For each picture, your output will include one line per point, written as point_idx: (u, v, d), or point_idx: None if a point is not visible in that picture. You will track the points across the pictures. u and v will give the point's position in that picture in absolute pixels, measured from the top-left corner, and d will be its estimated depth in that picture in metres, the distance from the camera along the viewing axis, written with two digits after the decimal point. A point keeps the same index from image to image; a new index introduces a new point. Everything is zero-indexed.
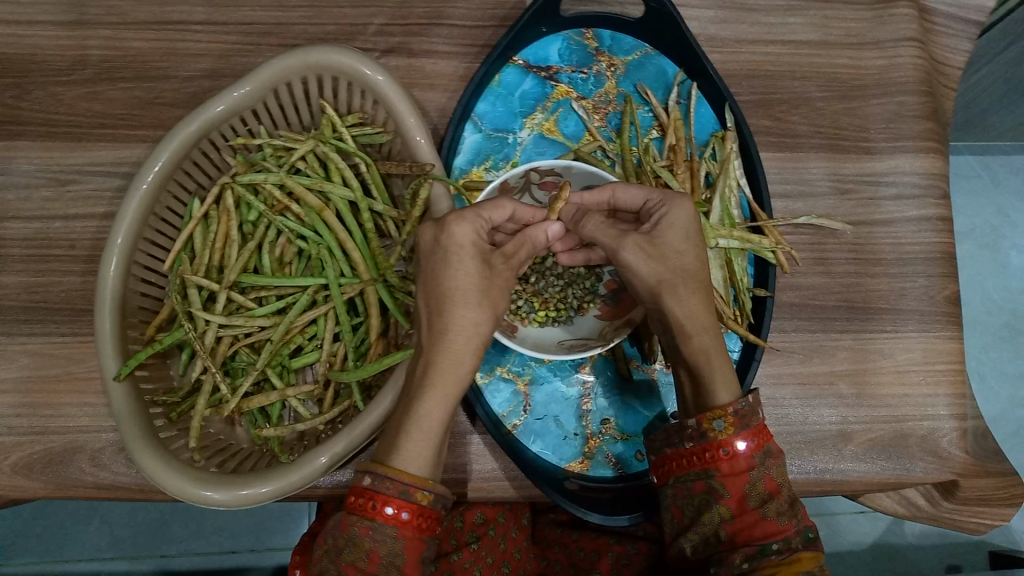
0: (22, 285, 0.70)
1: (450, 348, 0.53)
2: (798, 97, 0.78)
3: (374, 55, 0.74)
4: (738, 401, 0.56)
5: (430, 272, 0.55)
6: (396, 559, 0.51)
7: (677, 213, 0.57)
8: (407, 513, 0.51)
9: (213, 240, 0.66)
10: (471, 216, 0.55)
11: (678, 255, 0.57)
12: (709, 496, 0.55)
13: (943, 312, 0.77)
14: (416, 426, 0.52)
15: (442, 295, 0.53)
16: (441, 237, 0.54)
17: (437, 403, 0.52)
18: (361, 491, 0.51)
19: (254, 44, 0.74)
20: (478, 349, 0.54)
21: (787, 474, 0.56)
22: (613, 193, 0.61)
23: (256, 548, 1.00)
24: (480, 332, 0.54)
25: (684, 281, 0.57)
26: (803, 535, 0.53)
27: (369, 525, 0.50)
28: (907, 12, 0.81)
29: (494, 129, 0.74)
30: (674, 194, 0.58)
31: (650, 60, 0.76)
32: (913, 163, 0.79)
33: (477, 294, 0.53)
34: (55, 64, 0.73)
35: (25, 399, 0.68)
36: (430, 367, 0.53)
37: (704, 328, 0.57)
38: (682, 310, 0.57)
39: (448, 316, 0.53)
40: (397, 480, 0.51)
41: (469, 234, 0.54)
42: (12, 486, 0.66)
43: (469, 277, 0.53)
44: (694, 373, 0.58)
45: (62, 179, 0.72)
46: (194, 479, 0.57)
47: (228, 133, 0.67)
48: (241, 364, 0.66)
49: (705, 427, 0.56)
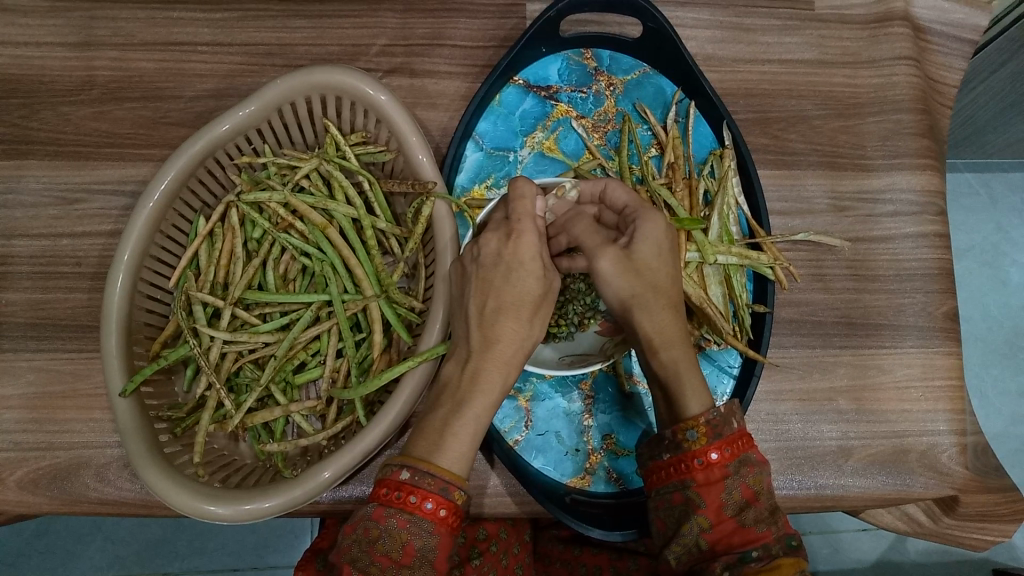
0: (29, 301, 0.71)
1: (500, 356, 0.54)
2: (795, 115, 0.79)
3: (377, 75, 0.76)
4: (709, 411, 0.56)
5: (485, 277, 0.56)
6: (429, 554, 0.51)
7: (648, 229, 0.58)
8: (445, 510, 0.51)
9: (218, 258, 0.67)
10: (529, 223, 0.57)
11: (650, 270, 0.57)
12: (687, 507, 0.55)
13: (941, 328, 0.77)
14: (463, 426, 0.53)
15: (499, 305, 0.55)
16: (508, 249, 0.56)
17: (485, 407, 0.54)
18: (397, 484, 0.51)
19: (258, 65, 0.75)
20: (521, 362, 0.56)
21: (768, 482, 0.56)
22: (604, 185, 0.64)
23: (258, 565, 1.01)
24: (527, 346, 0.56)
25: (654, 294, 0.57)
26: (783, 542, 0.52)
27: (408, 518, 0.50)
28: (902, 32, 0.82)
29: (495, 148, 0.75)
30: (647, 209, 0.60)
31: (648, 79, 0.78)
32: (910, 180, 0.80)
33: (530, 309, 0.56)
34: (64, 85, 0.74)
35: (31, 415, 0.68)
36: (481, 373, 0.54)
37: (679, 340, 0.58)
38: (652, 324, 0.58)
39: (500, 327, 0.55)
40: (438, 477, 0.51)
41: (533, 248, 0.56)
42: (18, 501, 0.67)
43: (527, 292, 0.55)
44: (668, 386, 0.59)
45: (70, 198, 0.73)
46: (199, 495, 0.57)
47: (233, 152, 0.68)
48: (245, 380, 0.67)
49: (680, 437, 0.57)
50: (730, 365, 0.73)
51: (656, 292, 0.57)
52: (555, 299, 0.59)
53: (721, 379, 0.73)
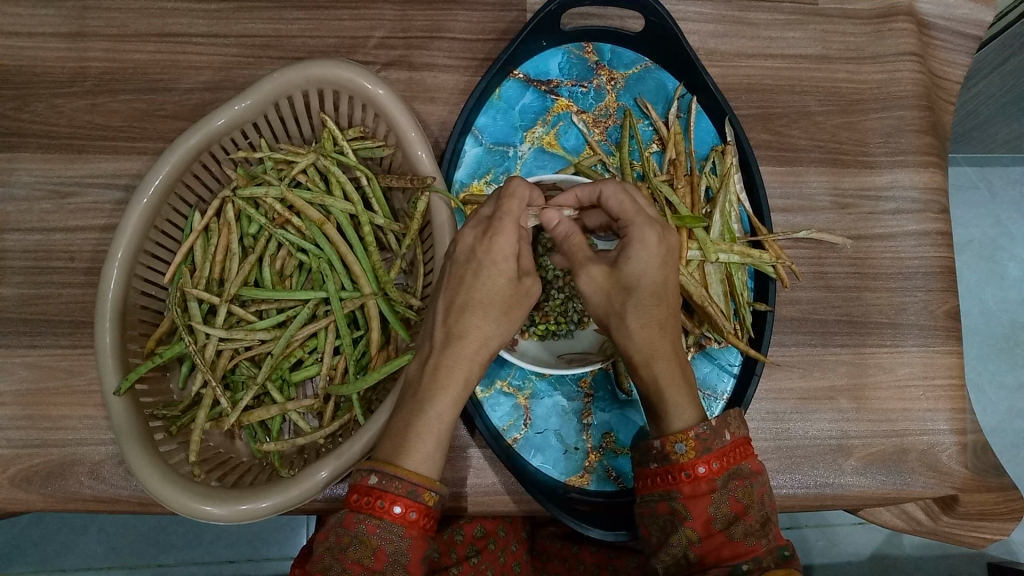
0: (21, 296, 0.70)
1: (461, 353, 0.56)
2: (798, 111, 0.78)
3: (375, 68, 0.75)
4: (699, 425, 0.56)
5: (459, 273, 0.56)
6: (402, 558, 0.52)
7: (637, 249, 0.56)
8: (414, 513, 0.52)
9: (213, 253, 0.66)
10: (508, 225, 0.56)
11: (636, 288, 0.56)
12: (674, 518, 0.55)
13: (943, 326, 0.77)
14: (428, 425, 0.54)
15: (466, 302, 0.56)
16: (481, 247, 0.56)
17: (448, 403, 0.55)
18: (367, 490, 0.52)
19: (255, 57, 0.74)
20: (484, 359, 0.57)
21: (758, 494, 0.55)
22: (599, 192, 0.59)
23: (254, 558, 1.00)
24: (492, 344, 0.57)
25: (637, 313, 0.56)
26: (775, 554, 0.52)
27: (377, 523, 0.51)
28: (906, 27, 0.81)
29: (494, 142, 0.74)
30: (635, 231, 0.56)
31: (650, 73, 0.77)
32: (912, 178, 0.79)
33: (499, 310, 0.57)
34: (56, 76, 0.73)
35: (24, 411, 0.67)
36: (446, 370, 0.55)
37: (661, 358, 0.57)
38: (635, 343, 0.57)
39: (464, 323, 0.56)
40: (406, 480, 0.52)
41: (511, 250, 0.56)
42: (11, 498, 0.66)
43: (495, 293, 0.56)
44: (653, 402, 0.59)
45: (63, 191, 0.72)
46: (194, 494, 0.57)
47: (228, 146, 0.67)
48: (242, 377, 0.66)
49: (668, 449, 0.56)
50: (730, 364, 0.73)
51: (639, 311, 0.56)
52: (530, 304, 0.59)
53: (721, 377, 0.72)
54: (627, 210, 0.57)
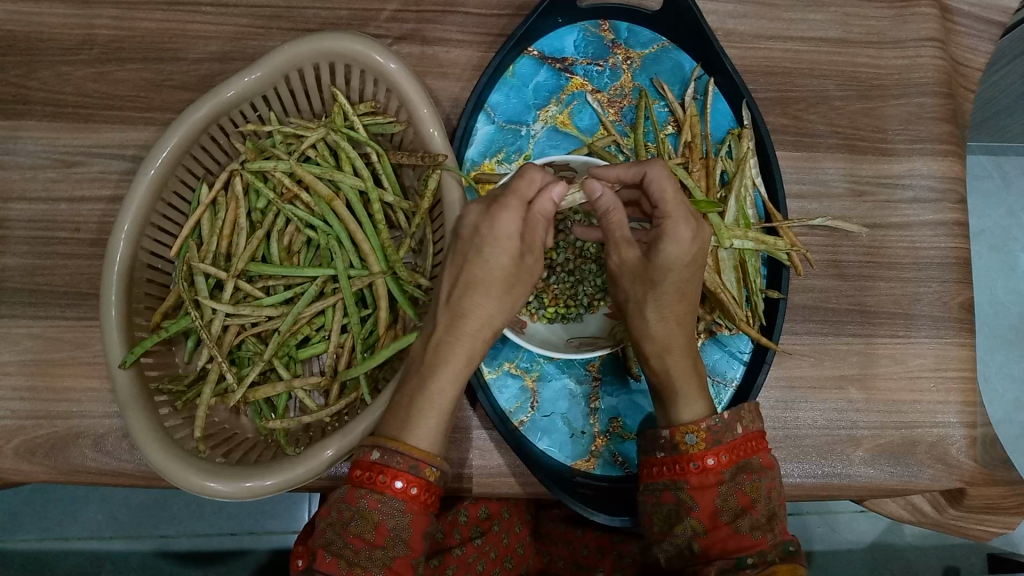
0: (26, 266, 0.69)
1: (465, 331, 0.56)
2: (817, 95, 0.77)
3: (387, 42, 0.73)
4: (710, 418, 0.56)
5: (463, 251, 0.56)
6: (403, 533, 0.52)
7: (669, 245, 0.55)
8: (416, 488, 0.52)
9: (221, 227, 0.65)
10: (512, 202, 0.55)
11: (659, 280, 0.57)
12: (679, 508, 0.55)
13: (957, 318, 0.76)
14: (430, 403, 0.54)
15: (469, 280, 0.56)
16: (484, 224, 0.55)
17: (449, 381, 0.55)
18: (370, 465, 0.52)
19: (264, 28, 0.72)
20: (488, 338, 0.57)
21: (766, 488, 0.55)
22: (643, 174, 0.57)
23: (255, 531, 1.00)
24: (495, 323, 0.57)
25: (655, 306, 0.57)
26: (780, 548, 0.53)
27: (378, 497, 0.51)
28: (930, 11, 0.79)
29: (507, 121, 0.73)
30: (671, 224, 0.55)
31: (667, 53, 0.75)
32: (930, 166, 0.78)
33: (500, 286, 0.57)
34: (63, 43, 0.72)
35: (28, 382, 0.67)
36: (450, 347, 0.55)
37: (677, 351, 0.58)
38: (648, 336, 0.58)
39: (466, 301, 0.56)
40: (407, 455, 0.52)
41: (511, 225, 0.55)
42: (15, 469, 0.66)
43: (498, 269, 0.56)
44: (662, 393, 0.60)
45: (69, 160, 0.71)
46: (198, 470, 0.57)
47: (238, 119, 0.66)
48: (248, 353, 0.66)
49: (677, 439, 0.56)
50: (740, 351, 0.72)
51: (659, 304, 0.57)
52: (531, 282, 0.59)
53: (731, 364, 0.72)
54: (668, 199, 0.55)
